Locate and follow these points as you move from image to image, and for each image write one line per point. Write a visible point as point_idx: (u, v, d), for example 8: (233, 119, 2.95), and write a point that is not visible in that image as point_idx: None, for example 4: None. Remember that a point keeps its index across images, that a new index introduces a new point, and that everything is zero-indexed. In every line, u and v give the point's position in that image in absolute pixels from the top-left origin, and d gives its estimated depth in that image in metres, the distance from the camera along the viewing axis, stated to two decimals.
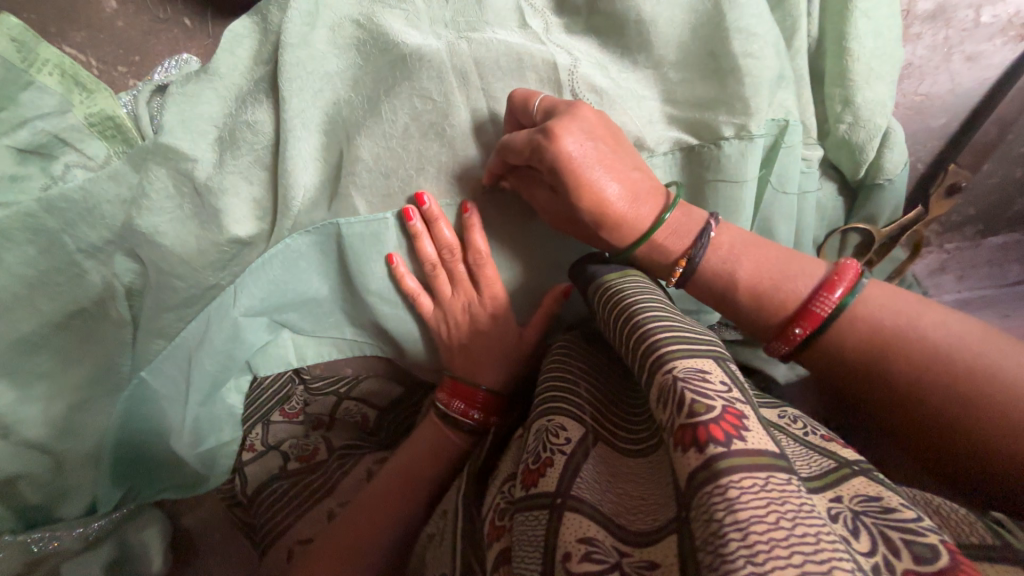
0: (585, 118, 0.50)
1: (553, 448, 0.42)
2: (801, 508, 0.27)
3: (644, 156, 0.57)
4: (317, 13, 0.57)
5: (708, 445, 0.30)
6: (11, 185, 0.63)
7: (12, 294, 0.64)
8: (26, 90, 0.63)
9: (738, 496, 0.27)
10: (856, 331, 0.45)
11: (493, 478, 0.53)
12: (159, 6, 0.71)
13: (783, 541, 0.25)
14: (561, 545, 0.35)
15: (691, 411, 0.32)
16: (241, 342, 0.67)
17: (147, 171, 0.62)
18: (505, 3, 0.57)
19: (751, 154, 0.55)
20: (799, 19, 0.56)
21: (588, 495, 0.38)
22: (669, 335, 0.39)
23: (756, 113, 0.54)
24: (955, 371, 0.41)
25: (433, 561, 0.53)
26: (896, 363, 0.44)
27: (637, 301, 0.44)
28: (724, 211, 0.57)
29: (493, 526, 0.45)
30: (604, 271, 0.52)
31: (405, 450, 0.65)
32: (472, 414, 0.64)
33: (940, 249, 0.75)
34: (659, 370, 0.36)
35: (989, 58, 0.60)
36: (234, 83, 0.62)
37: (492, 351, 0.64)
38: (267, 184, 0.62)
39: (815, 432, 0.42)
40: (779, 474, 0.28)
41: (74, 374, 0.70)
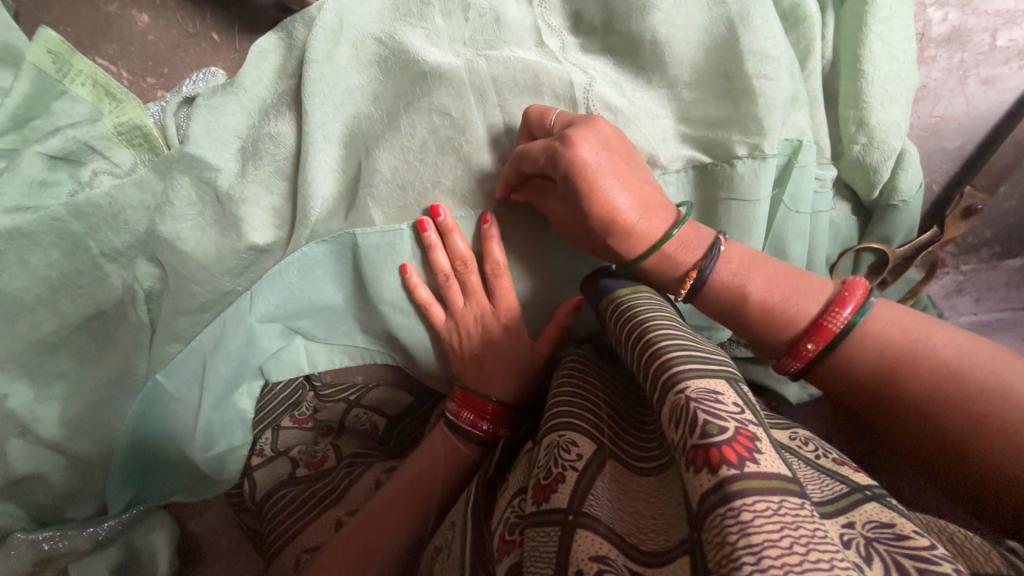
0: (601, 130, 0.51)
1: (564, 463, 0.42)
2: (815, 534, 0.27)
3: (657, 173, 0.58)
4: (341, 30, 0.59)
5: (721, 467, 0.30)
6: (41, 190, 0.65)
7: (37, 295, 0.66)
8: (59, 99, 0.66)
9: (751, 520, 0.27)
10: (868, 352, 0.45)
11: (502, 491, 0.53)
12: (188, 21, 0.74)
13: (797, 566, 0.25)
14: (573, 563, 0.34)
15: (704, 433, 0.32)
16: (256, 347, 0.68)
17: (172, 180, 0.64)
18: (523, 23, 0.59)
19: (763, 173, 0.55)
20: (813, 42, 0.57)
21: (600, 513, 0.38)
22: (682, 354, 0.38)
23: (770, 133, 0.54)
24: (969, 394, 0.41)
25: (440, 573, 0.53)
26: (909, 384, 0.43)
27: (649, 318, 0.45)
28: (736, 229, 0.57)
29: (502, 540, 0.45)
30: (616, 286, 0.52)
31: (413, 459, 0.65)
32: (482, 425, 0.64)
33: (957, 271, 0.72)
34: (672, 389, 0.36)
35: (1005, 82, 0.60)
36: (258, 96, 0.64)
37: (502, 363, 0.64)
38: (286, 194, 0.64)
39: (826, 455, 0.42)
40: (792, 498, 0.28)
41: (90, 375, 0.72)
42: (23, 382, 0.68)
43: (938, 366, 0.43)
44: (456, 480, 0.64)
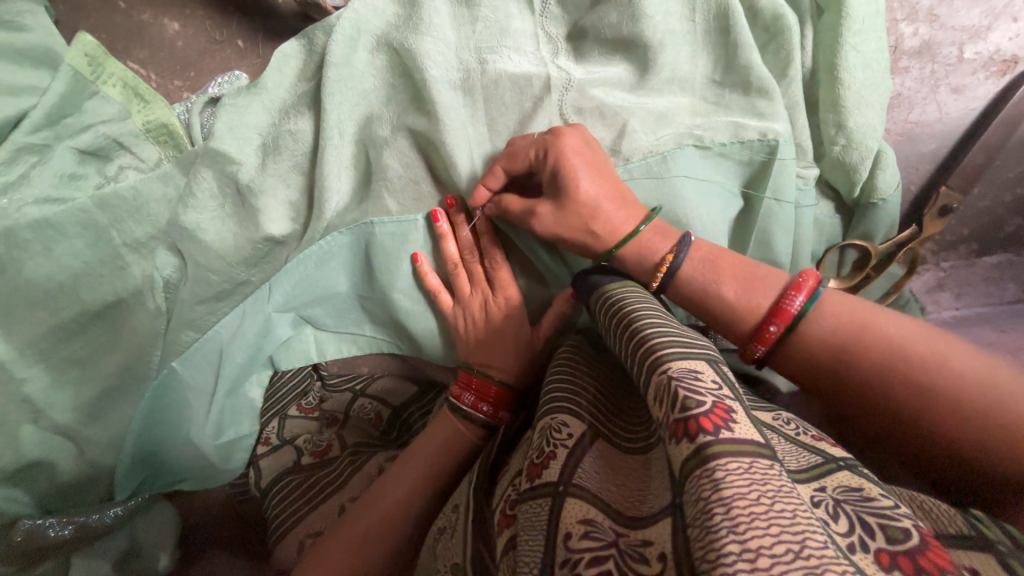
0: (582, 132, 0.58)
1: (556, 441, 0.45)
2: (781, 489, 0.30)
3: (618, 163, 0.61)
4: (358, 37, 0.63)
5: (699, 435, 0.32)
6: (70, 183, 0.69)
7: (59, 284, 0.69)
8: (91, 99, 0.71)
9: (723, 476, 0.30)
10: (819, 333, 0.48)
11: (504, 472, 0.55)
12: (216, 29, 0.78)
13: (763, 514, 0.28)
14: (561, 527, 0.37)
15: (684, 406, 0.34)
16: (270, 336, 0.72)
17: (196, 173, 0.67)
18: (524, 31, 0.63)
19: (708, 158, 0.62)
20: (792, 52, 0.61)
21: (588, 483, 0.41)
22: (666, 339, 0.41)
23: (711, 127, 0.62)
24: (913, 366, 0.44)
25: (444, 552, 0.55)
26: (863, 361, 0.46)
27: (635, 307, 0.47)
28: (705, 206, 0.61)
29: (502, 514, 0.48)
30: (605, 280, 0.55)
31: (413, 446, 0.67)
32: (482, 407, 0.66)
33: (936, 268, 0.74)
34: (656, 371, 0.38)
35: (973, 90, 0.65)
36: (278, 96, 0.67)
37: (501, 348, 0.67)
38: (303, 188, 0.68)
39: (806, 432, 0.44)
40: (761, 459, 0.31)
41: (105, 362, 0.74)
42: (41, 368, 0.71)
43: (889, 340, 0.46)
44: (458, 466, 0.65)
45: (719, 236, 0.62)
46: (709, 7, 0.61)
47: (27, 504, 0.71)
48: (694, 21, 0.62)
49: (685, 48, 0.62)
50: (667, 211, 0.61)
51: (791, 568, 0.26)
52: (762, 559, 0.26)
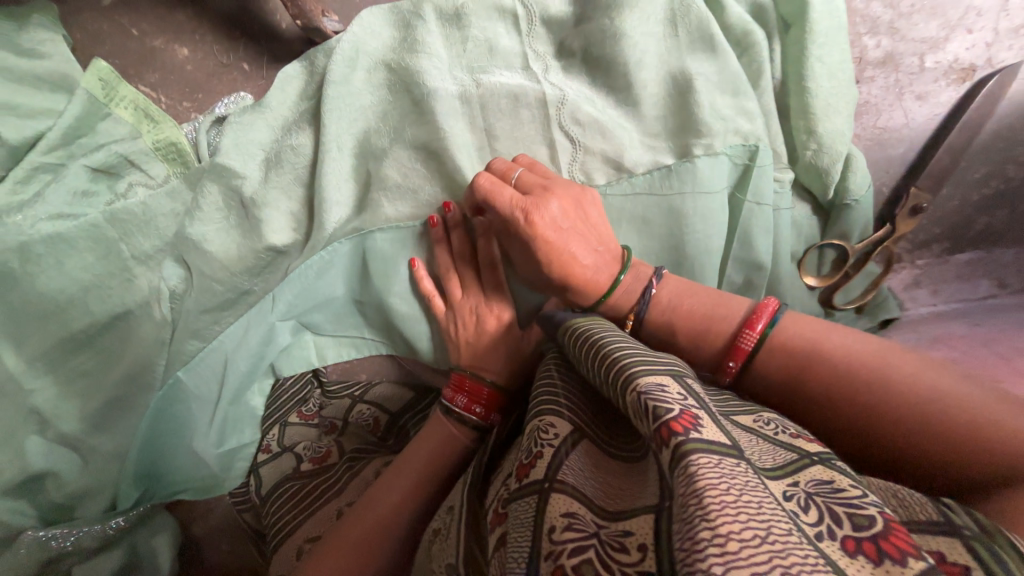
0: (558, 190, 0.60)
1: (543, 442, 0.46)
2: (748, 483, 0.31)
3: (624, 177, 0.64)
4: (357, 58, 0.68)
5: (672, 439, 0.34)
6: (83, 200, 0.73)
7: (69, 296, 0.72)
8: (104, 120, 0.75)
9: (695, 470, 0.31)
10: (773, 360, 0.52)
11: (496, 475, 0.56)
12: (223, 53, 0.83)
13: (732, 502, 0.29)
14: (547, 520, 0.39)
15: (656, 416, 0.36)
16: (272, 343, 0.74)
17: (203, 188, 0.71)
18: (512, 48, 0.66)
19: (718, 168, 0.63)
20: (762, 65, 0.65)
21: (574, 480, 0.42)
22: (632, 360, 0.44)
23: (716, 134, 0.63)
24: (861, 376, 0.47)
25: (437, 554, 0.55)
26: (817, 379, 0.49)
27: (601, 336, 0.50)
28: (702, 219, 0.63)
29: (495, 512, 0.48)
30: (571, 316, 0.59)
31: (407, 451, 0.68)
32: (475, 408, 0.67)
33: (910, 266, 0.76)
34: (627, 390, 0.40)
35: (935, 97, 0.68)
36: (281, 114, 0.72)
37: (491, 356, 0.69)
38: (304, 200, 0.72)
39: (785, 431, 0.44)
40: (729, 458, 0.33)
41: (111, 372, 0.76)
42: (48, 379, 0.74)
43: (836, 355, 0.49)
44: (451, 468, 0.66)
45: (715, 250, 0.64)
46: (687, 24, 0.64)
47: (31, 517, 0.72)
48: (674, 36, 0.65)
49: (667, 61, 0.65)
50: (660, 217, 0.64)
51: (757, 552, 0.27)
52: (731, 543, 0.27)
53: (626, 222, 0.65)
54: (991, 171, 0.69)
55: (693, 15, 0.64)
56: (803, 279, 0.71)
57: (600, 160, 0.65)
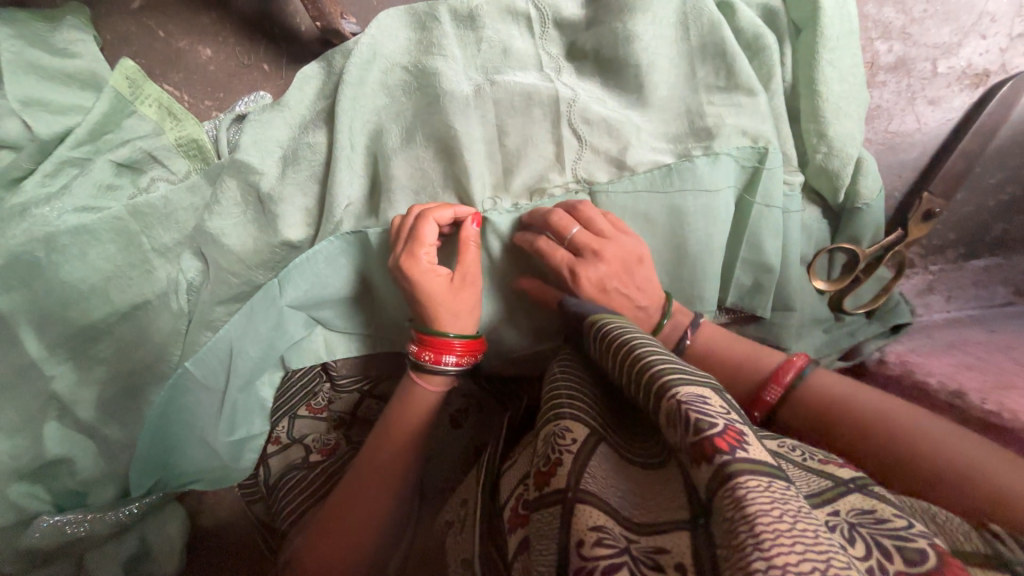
0: (613, 247, 0.62)
1: (561, 448, 0.45)
2: (800, 509, 0.32)
3: (625, 175, 0.64)
4: (373, 60, 0.70)
5: (715, 456, 0.35)
6: (107, 193, 0.76)
7: (91, 285, 0.75)
8: (129, 117, 0.78)
9: (745, 494, 0.32)
10: (802, 406, 0.56)
11: (506, 473, 0.58)
12: (245, 54, 0.85)
13: (787, 531, 0.30)
14: (574, 534, 0.38)
15: (698, 429, 0.36)
16: (282, 332, 0.76)
17: (221, 183, 0.73)
18: (525, 51, 0.67)
19: (720, 167, 0.63)
20: (773, 67, 0.64)
21: (598, 490, 0.42)
22: (667, 368, 0.44)
23: (720, 136, 0.63)
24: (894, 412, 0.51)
25: (454, 545, 0.59)
26: (852, 409, 0.53)
27: (631, 338, 0.50)
28: (704, 217, 0.64)
29: (513, 515, 0.50)
30: (592, 310, 0.58)
31: (389, 430, 0.66)
32: (446, 364, 0.64)
33: (925, 270, 0.74)
34: (665, 397, 0.41)
35: (949, 102, 0.68)
36: (299, 113, 0.74)
37: (458, 308, 0.64)
38: (319, 196, 0.73)
39: (813, 457, 0.46)
40: (779, 481, 0.33)
41: (126, 361, 0.78)
42: (68, 366, 0.76)
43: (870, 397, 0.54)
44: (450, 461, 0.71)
45: (716, 248, 0.65)
46: (700, 26, 0.64)
47: (46, 502, 0.75)
48: (687, 39, 0.65)
49: (680, 63, 0.65)
50: (665, 218, 0.65)
51: None
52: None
53: (630, 219, 0.66)
54: (1008, 177, 0.68)
55: (705, 17, 0.63)
56: (813, 283, 0.70)
57: (603, 160, 0.65)
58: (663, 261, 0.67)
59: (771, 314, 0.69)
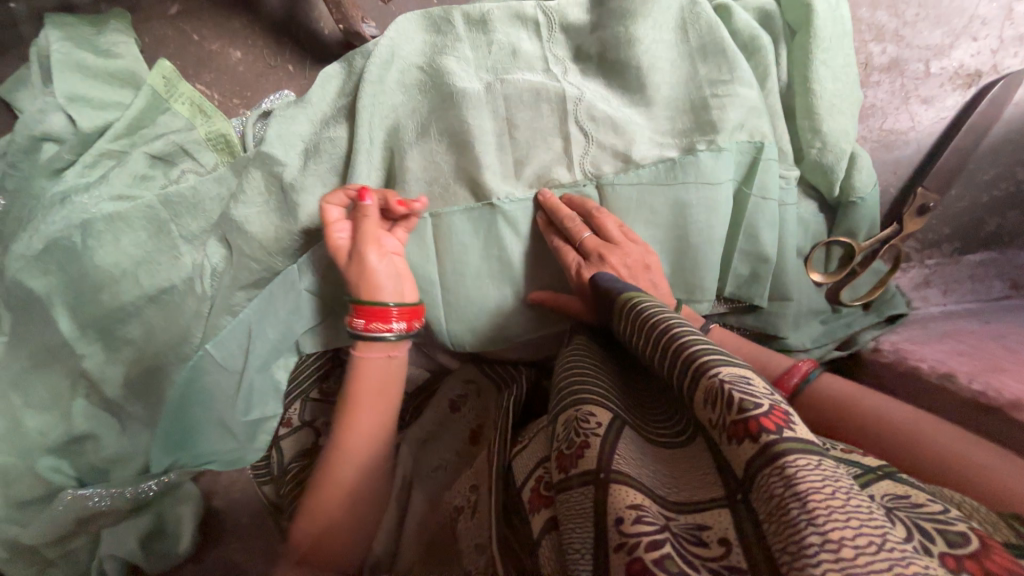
0: (625, 253, 0.65)
1: (587, 432, 0.50)
2: (848, 486, 0.35)
3: (631, 169, 0.67)
4: (392, 60, 0.74)
5: (760, 435, 0.38)
6: (140, 183, 0.81)
7: (123, 269, 0.80)
8: (164, 114, 0.84)
9: (795, 473, 0.36)
10: (813, 406, 0.59)
11: (522, 456, 0.63)
12: (272, 57, 0.91)
13: (839, 508, 0.33)
14: (614, 512, 0.42)
15: (742, 409, 0.40)
16: (300, 316, 0.81)
17: (248, 174, 0.78)
18: (533, 53, 0.72)
19: (721, 161, 0.65)
20: (768, 68, 0.67)
21: (629, 470, 0.46)
22: (703, 347, 0.47)
23: (724, 131, 0.65)
24: (914, 418, 0.54)
25: (465, 530, 0.63)
26: (876, 414, 0.55)
27: (665, 317, 0.52)
28: (705, 209, 0.66)
29: (536, 495, 0.55)
30: (622, 287, 0.60)
31: (350, 417, 0.65)
32: (388, 330, 0.66)
33: (921, 265, 0.75)
34: (705, 376, 0.44)
35: (942, 101, 0.71)
36: (321, 110, 0.78)
37: (385, 279, 0.68)
38: (337, 187, 0.77)
39: (834, 447, 0.49)
40: (826, 460, 0.37)
41: (150, 343, 0.83)
42: (95, 346, 0.82)
43: (892, 405, 0.56)
44: (444, 442, 0.75)
45: (716, 239, 0.67)
46: (698, 30, 0.67)
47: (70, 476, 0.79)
48: (687, 41, 0.68)
49: (680, 63, 0.68)
50: (668, 212, 0.67)
51: (871, 556, 0.31)
52: (845, 548, 0.32)
53: (634, 210, 0.68)
54: (999, 174, 0.71)
55: (702, 22, 0.67)
56: (809, 275, 0.72)
57: (611, 154, 0.68)
58: (665, 251, 0.69)
59: (769, 303, 0.71)
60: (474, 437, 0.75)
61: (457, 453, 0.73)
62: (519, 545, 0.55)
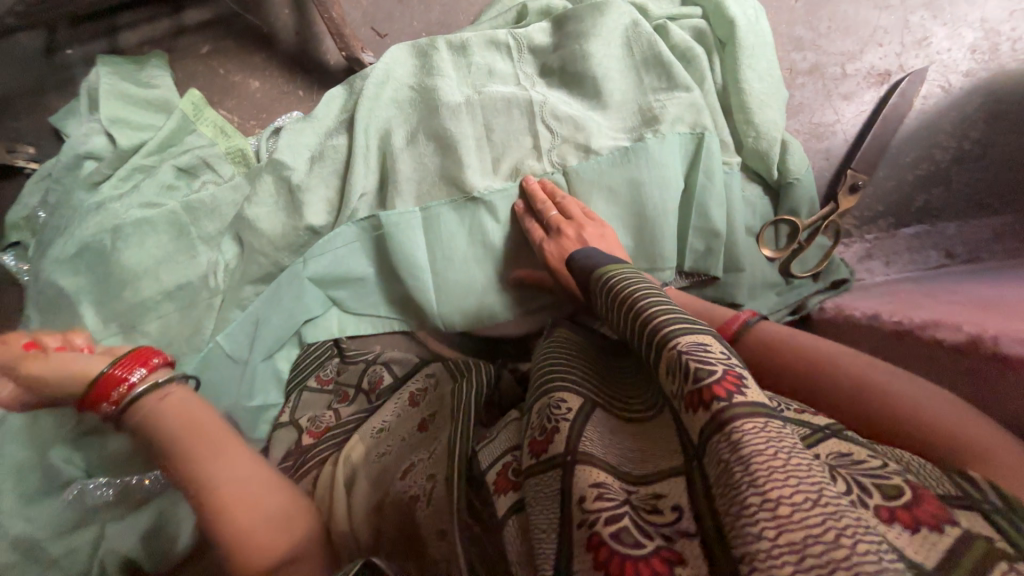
0: (588, 227, 0.73)
1: (558, 417, 0.55)
2: (790, 447, 0.39)
3: (591, 157, 0.77)
4: (386, 81, 0.87)
5: (713, 403, 0.42)
6: (168, 192, 0.92)
7: (145, 267, 0.88)
8: (191, 134, 0.96)
9: (740, 438, 0.39)
10: (763, 354, 0.63)
11: (493, 444, 0.69)
12: (285, 85, 1.05)
13: (780, 467, 0.37)
14: (578, 490, 0.47)
15: (697, 378, 0.44)
16: (301, 303, 0.88)
17: (262, 180, 0.89)
18: (506, 71, 0.84)
19: (666, 145, 0.75)
20: (704, 73, 0.79)
21: (593, 450, 0.51)
22: (666, 317, 0.50)
23: (665, 122, 0.76)
24: (861, 367, 0.57)
25: (425, 518, 0.63)
26: (827, 368, 0.58)
27: (634, 293, 0.56)
28: (657, 188, 0.75)
29: (509, 479, 0.61)
30: (602, 266, 0.64)
31: (196, 437, 0.64)
32: (133, 380, 0.67)
33: (862, 239, 0.84)
34: (666, 347, 0.48)
35: (861, 96, 0.82)
36: (326, 124, 0.91)
37: (88, 366, 0.71)
38: (338, 189, 0.88)
39: (788, 407, 0.53)
40: (772, 423, 0.40)
41: (164, 336, 0.89)
42: (114, 339, 0.88)
43: (842, 356, 0.59)
44: (401, 430, 0.79)
45: (670, 214, 0.76)
46: (643, 45, 0.80)
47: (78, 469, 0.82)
48: (634, 53, 0.80)
49: (629, 71, 0.80)
50: (627, 192, 0.76)
51: (807, 510, 0.35)
52: (782, 504, 0.36)
53: (595, 191, 0.78)
54: (919, 156, 0.80)
55: (644, 37, 0.80)
56: (762, 251, 0.80)
57: (573, 146, 0.78)
58: (626, 229, 0.78)
59: (724, 275, 0.79)
60: (423, 424, 0.79)
61: (405, 439, 0.77)
62: (480, 527, 0.62)
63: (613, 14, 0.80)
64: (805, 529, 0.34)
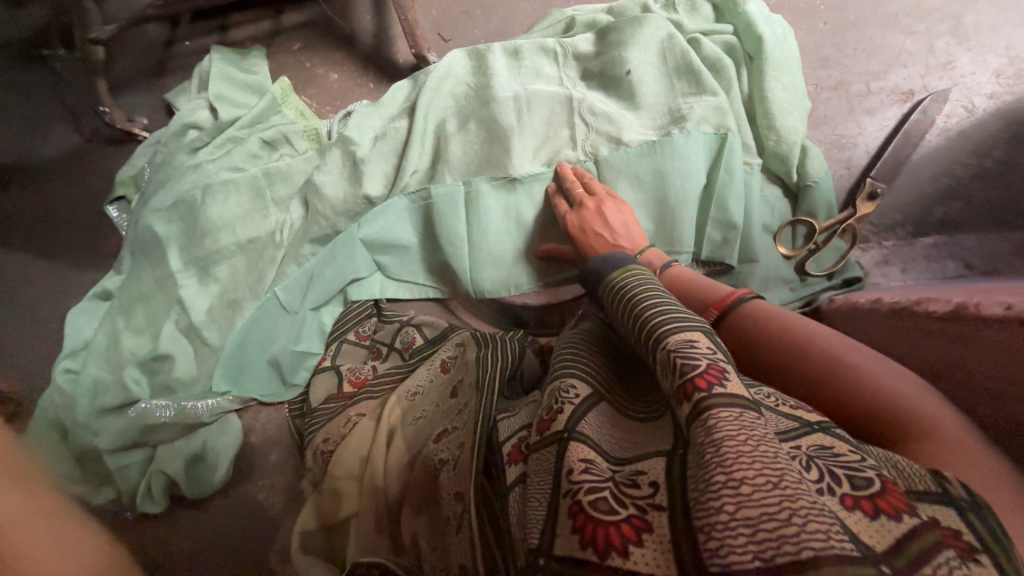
0: (610, 202, 0.82)
1: (564, 399, 0.59)
2: (760, 436, 0.43)
3: (620, 147, 0.86)
4: (446, 76, 1.00)
5: (695, 394, 0.47)
6: (252, 160, 1.07)
7: (225, 220, 1.02)
8: (276, 114, 1.12)
9: (714, 426, 0.44)
10: (768, 332, 0.66)
11: (503, 421, 0.70)
12: (359, 79, 1.21)
13: (746, 451, 0.42)
14: (567, 464, 0.51)
15: (683, 372, 0.49)
16: (353, 261, 0.98)
17: (331, 153, 1.02)
18: (552, 72, 0.95)
19: (690, 140, 0.83)
20: (731, 81, 0.87)
21: (590, 432, 0.55)
22: (663, 318, 0.56)
23: (691, 121, 0.84)
24: (862, 359, 0.59)
25: (446, 479, 0.68)
26: (830, 354, 0.61)
27: (637, 297, 0.61)
28: (680, 178, 0.82)
29: (514, 452, 0.63)
30: (608, 273, 0.70)
31: None
32: None
33: (879, 245, 0.87)
34: (660, 345, 0.53)
35: (883, 112, 0.88)
36: (391, 110, 1.04)
37: None
38: (394, 166, 1.01)
39: (782, 403, 0.55)
40: (746, 415, 0.45)
41: (232, 281, 1.02)
42: (190, 280, 1.01)
43: (845, 346, 0.61)
44: (430, 396, 0.85)
45: (690, 202, 0.83)
46: (676, 55, 0.89)
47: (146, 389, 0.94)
48: (667, 60, 0.89)
49: (662, 76, 0.89)
50: (652, 179, 0.84)
51: (766, 491, 0.39)
52: (745, 486, 0.40)
53: (622, 178, 0.86)
54: (939, 170, 0.84)
55: (677, 47, 0.89)
56: (778, 248, 0.84)
57: (605, 138, 0.87)
58: (649, 214, 0.85)
59: (738, 265, 0.85)
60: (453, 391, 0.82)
61: (435, 404, 0.83)
62: (492, 491, 0.63)
63: (651, 26, 0.90)
64: (760, 507, 0.39)
